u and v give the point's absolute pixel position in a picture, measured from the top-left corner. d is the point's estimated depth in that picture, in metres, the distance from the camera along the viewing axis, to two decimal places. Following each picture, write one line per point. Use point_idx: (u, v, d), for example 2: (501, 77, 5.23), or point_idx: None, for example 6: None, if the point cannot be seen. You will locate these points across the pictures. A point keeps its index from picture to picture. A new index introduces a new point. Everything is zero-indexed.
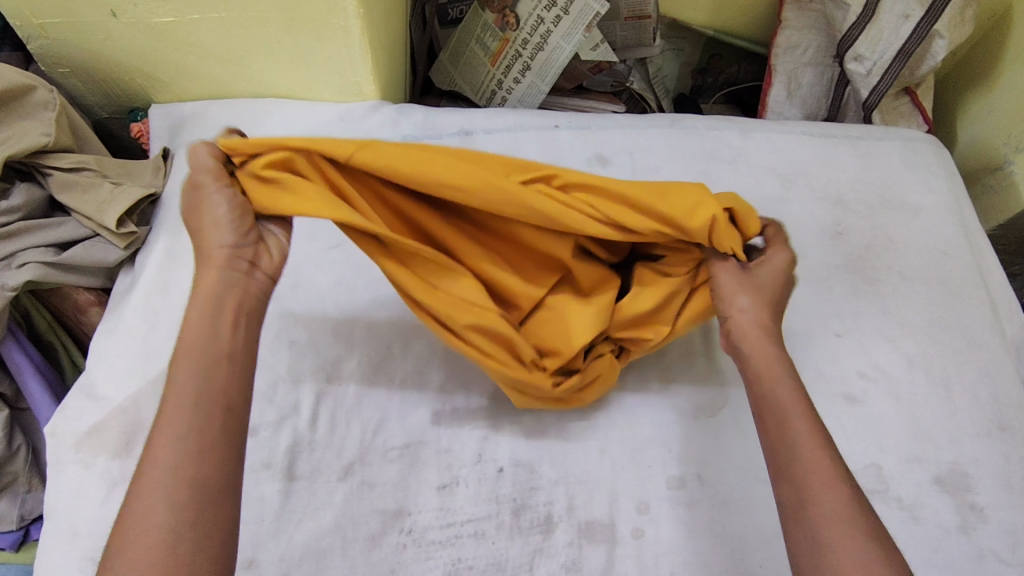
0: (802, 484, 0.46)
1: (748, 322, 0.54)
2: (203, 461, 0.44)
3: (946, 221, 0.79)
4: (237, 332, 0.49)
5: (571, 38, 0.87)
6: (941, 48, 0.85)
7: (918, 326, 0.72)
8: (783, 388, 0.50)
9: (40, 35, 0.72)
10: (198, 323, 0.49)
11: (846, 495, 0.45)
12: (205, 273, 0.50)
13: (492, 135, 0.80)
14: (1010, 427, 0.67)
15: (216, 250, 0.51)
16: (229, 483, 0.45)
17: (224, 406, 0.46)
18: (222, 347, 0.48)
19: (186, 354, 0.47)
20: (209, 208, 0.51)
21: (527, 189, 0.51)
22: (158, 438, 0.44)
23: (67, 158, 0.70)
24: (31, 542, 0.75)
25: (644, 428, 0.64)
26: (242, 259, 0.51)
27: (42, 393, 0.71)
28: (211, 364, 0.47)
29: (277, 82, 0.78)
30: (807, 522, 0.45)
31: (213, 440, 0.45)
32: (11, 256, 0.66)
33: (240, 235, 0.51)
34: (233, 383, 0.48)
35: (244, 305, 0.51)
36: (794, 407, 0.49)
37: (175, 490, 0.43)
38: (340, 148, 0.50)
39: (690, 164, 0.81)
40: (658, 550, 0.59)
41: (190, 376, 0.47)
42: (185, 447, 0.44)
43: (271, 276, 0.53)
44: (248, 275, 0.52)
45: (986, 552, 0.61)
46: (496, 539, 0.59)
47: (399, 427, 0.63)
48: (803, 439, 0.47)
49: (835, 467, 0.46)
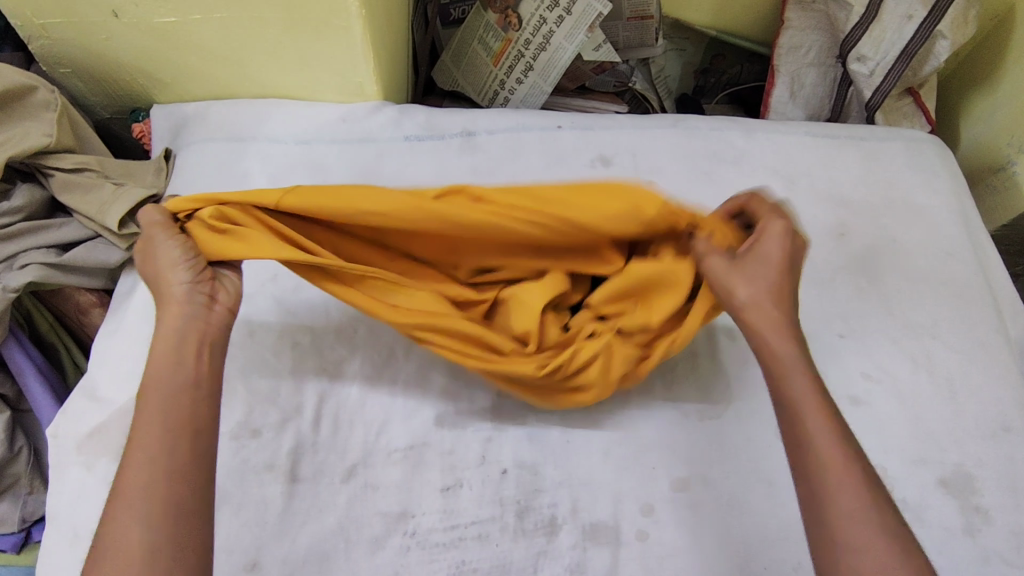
0: (819, 486, 0.45)
1: (764, 304, 0.51)
2: (177, 484, 0.44)
3: (949, 221, 0.79)
4: (202, 360, 0.50)
5: (574, 39, 0.86)
6: (944, 48, 0.84)
7: (922, 327, 0.72)
8: (800, 382, 0.49)
9: (41, 36, 0.72)
10: (165, 353, 0.49)
11: (861, 494, 0.44)
12: (167, 309, 0.51)
13: (495, 135, 0.80)
14: (1015, 428, 0.66)
15: (172, 288, 0.51)
16: (202, 507, 0.45)
17: (194, 430, 0.46)
18: (189, 374, 0.48)
19: (153, 383, 0.48)
20: (161, 253, 0.52)
21: (443, 204, 0.54)
22: (129, 466, 0.44)
23: (68, 159, 0.70)
24: (32, 544, 0.74)
25: (648, 430, 0.64)
26: (201, 292, 0.52)
27: (44, 394, 0.70)
28: (179, 390, 0.48)
29: (279, 82, 0.78)
30: (829, 526, 0.44)
31: (184, 462, 0.45)
32: (11, 258, 0.66)
33: (196, 274, 0.52)
34: (201, 406, 0.48)
35: (208, 334, 0.51)
36: (809, 406, 0.48)
37: (149, 515, 0.43)
38: (266, 197, 0.54)
39: (694, 165, 0.80)
40: (663, 552, 0.59)
41: (157, 403, 0.47)
42: (157, 472, 0.44)
43: (232, 308, 0.54)
44: (207, 307, 0.52)
45: (991, 554, 0.60)
46: (500, 541, 0.59)
47: (403, 428, 0.63)
48: (822, 439, 0.46)
49: (849, 464, 0.45)
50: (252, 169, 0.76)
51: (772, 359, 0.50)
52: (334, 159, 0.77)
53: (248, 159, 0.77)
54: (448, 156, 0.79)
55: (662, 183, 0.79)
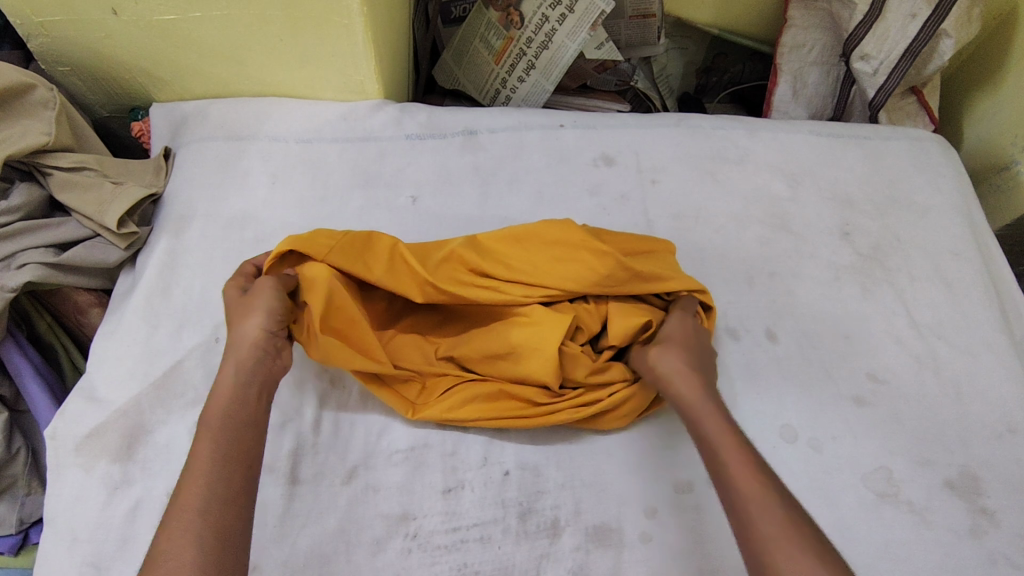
0: (740, 512, 0.46)
1: (671, 365, 0.57)
2: (228, 512, 0.46)
3: (954, 221, 0.79)
4: (260, 403, 0.53)
5: (576, 37, 0.85)
6: (948, 48, 0.83)
7: (926, 328, 0.71)
8: (716, 425, 0.52)
9: (40, 33, 0.71)
10: (229, 392, 0.53)
11: (771, 506, 0.45)
12: (240, 351, 0.55)
13: (496, 134, 0.80)
14: (1019, 429, 0.66)
15: (254, 332, 0.56)
16: (244, 539, 0.46)
17: (248, 465, 0.49)
18: (250, 413, 0.52)
19: (216, 420, 0.51)
20: (260, 298, 0.57)
21: (456, 266, 0.63)
22: (185, 490, 0.46)
23: (67, 158, 0.69)
24: (31, 546, 0.74)
25: (651, 431, 0.63)
26: (274, 344, 0.56)
27: (42, 394, 0.69)
28: (240, 426, 0.51)
29: (278, 79, 0.77)
30: (747, 541, 0.45)
31: (238, 492, 0.47)
32: (10, 257, 0.65)
33: (278, 323, 0.57)
34: (254, 446, 0.51)
35: (267, 380, 0.55)
36: (722, 441, 0.51)
37: (201, 536, 0.44)
38: (321, 249, 0.61)
39: (697, 165, 0.80)
40: (667, 555, 0.58)
41: (217, 435, 0.50)
42: (212, 498, 0.46)
43: (288, 367, 0.58)
44: (275, 356, 0.56)
45: (998, 557, 0.59)
46: (503, 543, 0.58)
47: (404, 430, 0.62)
48: (735, 462, 0.49)
49: (761, 478, 0.47)
50: (253, 169, 0.76)
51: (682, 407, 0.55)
52: (335, 159, 0.77)
53: (249, 158, 0.76)
54: (450, 155, 0.78)
55: (665, 182, 0.78)
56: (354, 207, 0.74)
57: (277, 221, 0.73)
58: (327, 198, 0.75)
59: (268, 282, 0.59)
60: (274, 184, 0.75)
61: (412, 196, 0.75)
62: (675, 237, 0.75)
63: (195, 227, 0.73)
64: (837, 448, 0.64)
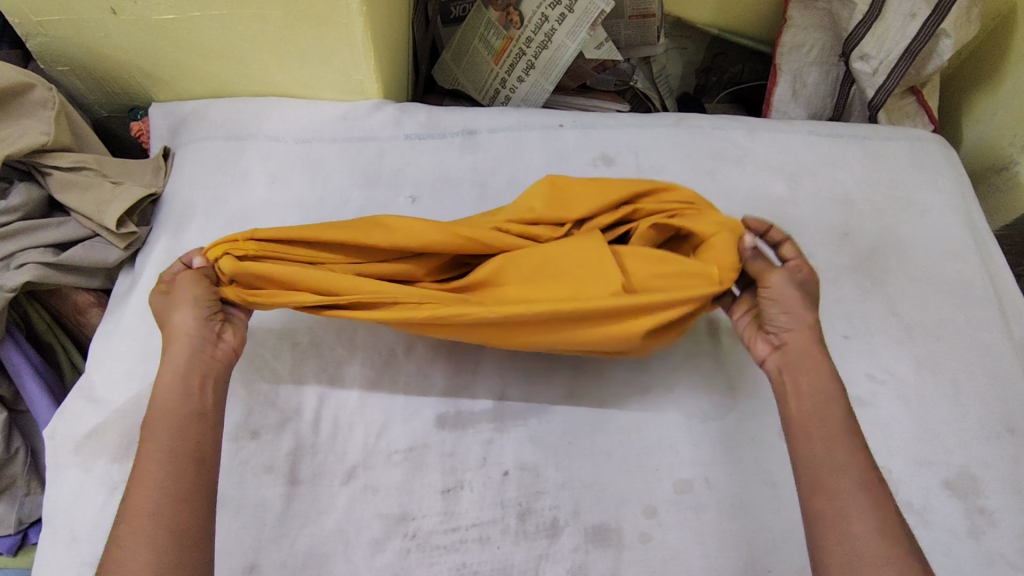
0: (848, 498, 0.47)
1: (805, 339, 0.55)
2: (180, 509, 0.47)
3: (954, 221, 0.79)
4: (205, 395, 0.53)
5: (576, 37, 0.85)
6: (947, 48, 0.83)
7: (926, 327, 0.71)
8: (834, 413, 0.52)
9: (39, 33, 0.71)
10: (170, 389, 0.52)
11: (881, 511, 0.46)
12: (174, 347, 0.54)
13: (496, 134, 0.80)
14: (1018, 429, 0.66)
15: (184, 326, 0.55)
16: (203, 532, 0.47)
17: (197, 460, 0.50)
18: (193, 408, 0.52)
19: (161, 419, 0.51)
20: (180, 292, 0.56)
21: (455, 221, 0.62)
22: (136, 493, 0.47)
23: (66, 158, 0.69)
24: (30, 546, 0.75)
25: (651, 431, 0.63)
26: (211, 329, 0.56)
27: (41, 395, 0.70)
28: (184, 423, 0.51)
29: (276, 79, 0.77)
30: (845, 533, 0.46)
31: (189, 489, 0.48)
32: (10, 256, 0.65)
33: (208, 313, 0.56)
34: (204, 440, 0.51)
35: (210, 372, 0.54)
36: (837, 429, 0.51)
37: (155, 536, 0.45)
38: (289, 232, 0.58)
39: (696, 164, 0.80)
40: (666, 555, 0.58)
41: (162, 435, 0.50)
42: (163, 497, 0.47)
43: (235, 348, 0.57)
44: (213, 344, 0.55)
45: (996, 557, 0.60)
46: (501, 544, 0.58)
47: (403, 430, 0.62)
48: (848, 456, 0.49)
49: (872, 482, 0.48)
50: (252, 169, 0.76)
51: (806, 375, 0.54)
52: (335, 159, 0.77)
53: (248, 158, 0.76)
54: (449, 155, 0.78)
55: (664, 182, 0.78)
56: (353, 207, 0.74)
57: (276, 221, 0.73)
58: (327, 198, 0.75)
59: (189, 277, 0.57)
60: (274, 183, 0.75)
61: (412, 196, 0.75)
62: None
63: (194, 226, 0.72)
64: None
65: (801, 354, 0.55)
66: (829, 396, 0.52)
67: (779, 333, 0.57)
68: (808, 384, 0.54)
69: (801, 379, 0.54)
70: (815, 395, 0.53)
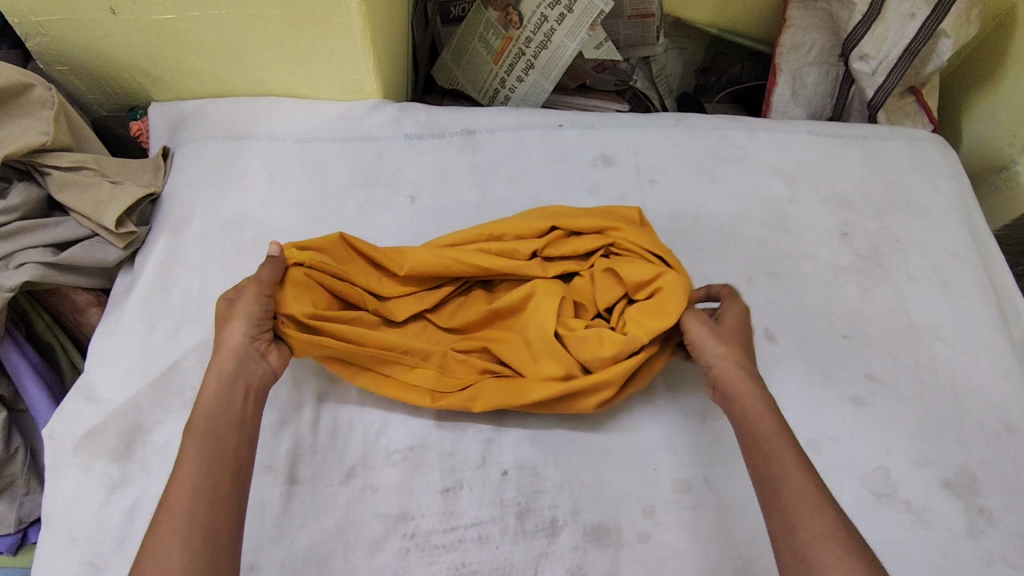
0: (786, 509, 0.46)
1: (730, 367, 0.56)
2: (219, 511, 0.46)
3: (953, 221, 0.79)
4: (247, 404, 0.53)
5: (575, 37, 0.85)
6: (946, 48, 0.83)
7: (925, 327, 0.71)
8: (769, 425, 0.51)
9: (39, 33, 0.71)
10: (213, 394, 0.52)
11: (827, 516, 0.45)
12: (221, 356, 0.55)
13: (495, 134, 0.80)
14: (1018, 429, 0.66)
15: (235, 337, 0.55)
16: (235, 539, 0.46)
17: (236, 464, 0.49)
18: (237, 412, 0.52)
19: (202, 421, 0.50)
20: (240, 305, 0.57)
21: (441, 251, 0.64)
22: (173, 491, 0.46)
23: (65, 157, 0.69)
24: (30, 546, 0.75)
25: (650, 431, 0.63)
26: (256, 349, 0.56)
27: (41, 394, 0.70)
28: (227, 426, 0.51)
29: (276, 78, 0.77)
30: (798, 546, 0.44)
31: (227, 495, 0.47)
32: (9, 256, 0.65)
33: (259, 329, 0.57)
34: (243, 447, 0.50)
35: (252, 384, 0.54)
36: (774, 439, 0.50)
37: (191, 536, 0.44)
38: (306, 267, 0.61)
39: (695, 164, 0.80)
40: (665, 554, 0.58)
41: (204, 436, 0.49)
42: (202, 497, 0.46)
43: (277, 370, 0.58)
44: (258, 360, 0.56)
45: (995, 557, 0.60)
46: (500, 543, 0.58)
47: (402, 429, 0.62)
48: (788, 466, 0.48)
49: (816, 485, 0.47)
50: (251, 168, 0.76)
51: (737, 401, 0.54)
52: (334, 158, 0.77)
53: (247, 158, 0.76)
54: (448, 155, 0.78)
55: (663, 182, 0.78)
56: (353, 207, 0.74)
57: (276, 221, 0.73)
58: (326, 198, 0.75)
59: (251, 287, 0.57)
60: (273, 183, 0.75)
61: (411, 196, 0.75)
62: (673, 238, 0.75)
63: (193, 226, 0.73)
64: (836, 449, 0.64)
65: (727, 380, 0.56)
66: (759, 411, 0.52)
67: (706, 363, 0.58)
68: (737, 404, 0.54)
69: (735, 404, 0.54)
70: (748, 412, 0.53)
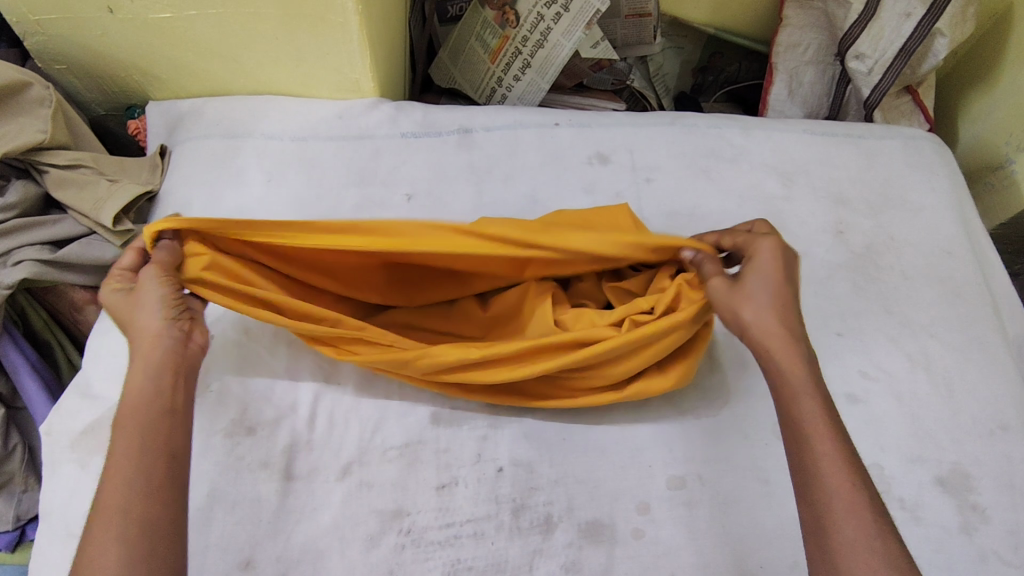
0: (821, 500, 0.46)
1: (770, 327, 0.53)
2: (153, 505, 0.46)
3: (947, 220, 0.79)
4: (177, 390, 0.52)
5: (571, 36, 0.86)
6: (942, 47, 0.84)
7: (918, 325, 0.72)
8: (811, 407, 0.49)
9: (36, 32, 0.71)
10: (140, 384, 0.51)
11: (866, 520, 0.44)
12: (142, 345, 0.53)
13: (491, 132, 0.80)
14: (1011, 426, 0.66)
15: (153, 326, 0.54)
16: (176, 528, 0.46)
17: (170, 454, 0.48)
18: (165, 403, 0.50)
19: (129, 415, 0.49)
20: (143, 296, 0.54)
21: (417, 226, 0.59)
22: (106, 489, 0.46)
23: (64, 155, 0.70)
24: (27, 542, 0.75)
25: (644, 428, 0.63)
26: (179, 330, 0.54)
27: (38, 392, 0.70)
28: (156, 418, 0.49)
29: (272, 77, 0.77)
30: (830, 544, 0.45)
31: (159, 485, 0.47)
32: (7, 253, 0.66)
33: (175, 311, 0.55)
34: (175, 435, 0.50)
35: (181, 369, 0.53)
36: (814, 424, 0.49)
37: (125, 533, 0.44)
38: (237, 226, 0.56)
39: (690, 163, 0.80)
40: (657, 550, 0.58)
41: (133, 432, 0.48)
42: (134, 491, 0.46)
43: (204, 346, 0.57)
44: (184, 343, 0.55)
45: (988, 553, 0.60)
46: (495, 539, 0.58)
47: (398, 426, 0.62)
48: (825, 455, 0.47)
49: (852, 477, 0.46)
50: (248, 167, 0.76)
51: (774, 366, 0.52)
52: (331, 157, 0.77)
53: (244, 156, 0.77)
54: (445, 154, 0.78)
55: (659, 181, 0.79)
56: (349, 204, 0.74)
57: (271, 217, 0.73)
58: (323, 196, 0.75)
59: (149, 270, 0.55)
60: (270, 181, 0.75)
61: (407, 194, 0.75)
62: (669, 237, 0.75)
63: None
64: None
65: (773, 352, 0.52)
66: (802, 392, 0.50)
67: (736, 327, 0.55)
68: (780, 375, 0.51)
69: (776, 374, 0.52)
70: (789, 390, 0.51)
